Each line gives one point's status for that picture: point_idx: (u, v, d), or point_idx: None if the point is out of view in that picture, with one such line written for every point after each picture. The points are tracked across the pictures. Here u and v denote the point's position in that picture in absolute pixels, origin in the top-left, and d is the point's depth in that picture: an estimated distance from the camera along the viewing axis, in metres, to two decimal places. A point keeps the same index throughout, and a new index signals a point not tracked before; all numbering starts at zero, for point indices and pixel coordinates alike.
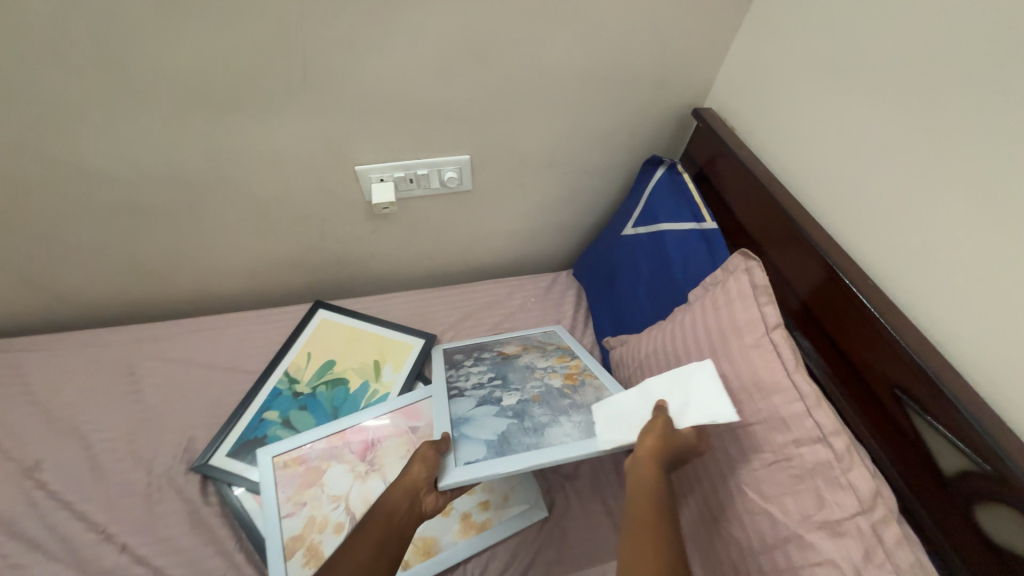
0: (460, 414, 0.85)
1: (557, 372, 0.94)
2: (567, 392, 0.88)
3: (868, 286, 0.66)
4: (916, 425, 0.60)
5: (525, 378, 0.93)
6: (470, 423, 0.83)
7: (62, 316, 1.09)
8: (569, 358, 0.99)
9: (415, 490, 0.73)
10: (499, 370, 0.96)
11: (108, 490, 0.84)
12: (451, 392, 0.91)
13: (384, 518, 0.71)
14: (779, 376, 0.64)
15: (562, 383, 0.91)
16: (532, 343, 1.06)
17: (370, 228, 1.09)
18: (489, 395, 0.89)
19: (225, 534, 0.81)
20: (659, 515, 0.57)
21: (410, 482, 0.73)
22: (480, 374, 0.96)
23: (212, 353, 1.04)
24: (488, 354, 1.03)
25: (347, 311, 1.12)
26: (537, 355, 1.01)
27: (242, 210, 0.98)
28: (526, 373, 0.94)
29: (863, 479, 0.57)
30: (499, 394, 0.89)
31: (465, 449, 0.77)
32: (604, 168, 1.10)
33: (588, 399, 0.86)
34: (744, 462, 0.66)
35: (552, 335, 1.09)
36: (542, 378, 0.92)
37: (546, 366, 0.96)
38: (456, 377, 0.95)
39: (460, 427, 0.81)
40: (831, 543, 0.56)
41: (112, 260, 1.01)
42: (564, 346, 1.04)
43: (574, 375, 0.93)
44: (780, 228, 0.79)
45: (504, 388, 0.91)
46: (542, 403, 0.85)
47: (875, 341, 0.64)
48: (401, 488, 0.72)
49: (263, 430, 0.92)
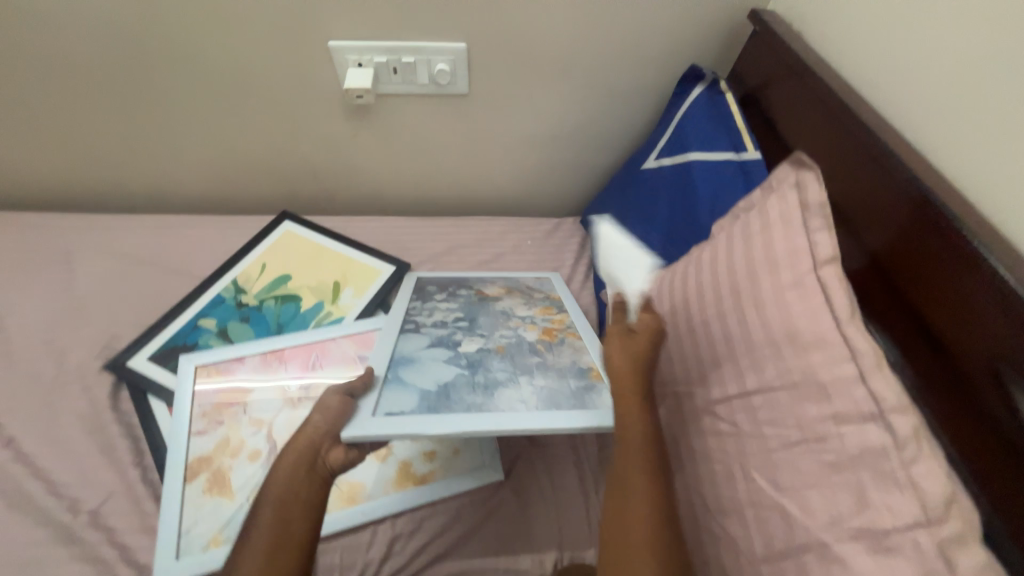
0: (405, 353, 0.72)
1: (536, 325, 0.80)
2: (539, 350, 0.74)
3: (972, 220, 0.46)
4: (1019, 410, 0.42)
5: (495, 326, 0.79)
6: (411, 364, 0.69)
7: (21, 196, 1.01)
8: (554, 311, 0.85)
9: (314, 457, 0.58)
10: (469, 311, 0.83)
11: (15, 378, 0.74)
12: (406, 326, 0.78)
13: (275, 502, 0.54)
14: (823, 326, 0.46)
15: (537, 338, 0.76)
16: (519, 288, 0.91)
17: (350, 132, 0.94)
18: (447, 336, 0.76)
19: (127, 445, 0.70)
20: (643, 510, 0.47)
21: (305, 447, 0.58)
22: (447, 312, 0.83)
23: (159, 252, 0.92)
24: (464, 292, 0.89)
25: (316, 226, 0.98)
26: (519, 302, 0.86)
27: (203, 89, 0.86)
28: (498, 319, 0.81)
29: (932, 476, 0.39)
30: (459, 337, 0.76)
31: (393, 396, 0.63)
32: (629, 88, 0.91)
33: (562, 362, 0.72)
34: (758, 438, 0.49)
35: (544, 283, 0.93)
36: (515, 329, 0.78)
37: (524, 316, 0.82)
38: (418, 310, 0.82)
39: (397, 369, 0.67)
40: (871, 560, 0.39)
41: (64, 132, 0.91)
42: (554, 297, 0.89)
43: (553, 331, 0.79)
44: (850, 153, 0.60)
45: (468, 332, 0.77)
46: (504, 357, 0.72)
47: (970, 295, 0.46)
48: (293, 459, 0.57)
49: (194, 338, 0.80)
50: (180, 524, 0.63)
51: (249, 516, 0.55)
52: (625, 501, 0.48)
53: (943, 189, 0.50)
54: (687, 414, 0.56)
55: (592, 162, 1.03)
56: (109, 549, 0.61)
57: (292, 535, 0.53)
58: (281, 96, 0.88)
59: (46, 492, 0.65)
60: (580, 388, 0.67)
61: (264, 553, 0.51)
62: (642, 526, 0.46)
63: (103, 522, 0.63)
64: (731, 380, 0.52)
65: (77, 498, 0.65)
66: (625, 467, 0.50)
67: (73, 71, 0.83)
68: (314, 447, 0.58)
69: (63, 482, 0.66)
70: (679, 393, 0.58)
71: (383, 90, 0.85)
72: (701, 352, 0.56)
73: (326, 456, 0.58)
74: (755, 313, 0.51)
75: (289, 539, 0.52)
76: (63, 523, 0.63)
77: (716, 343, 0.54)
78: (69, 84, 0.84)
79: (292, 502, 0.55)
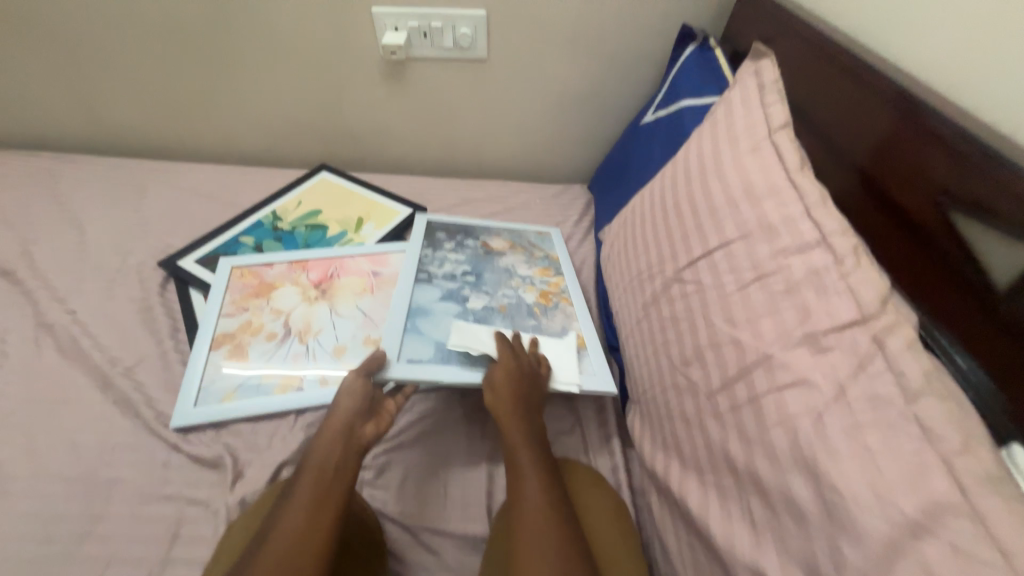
0: (418, 304, 0.73)
1: (534, 286, 0.79)
2: (536, 314, 0.74)
3: (923, 91, 0.51)
4: (959, 231, 0.45)
5: (499, 284, 0.78)
6: (427, 317, 0.71)
7: (106, 148, 1.18)
8: (553, 274, 0.84)
9: (350, 434, 0.55)
10: (476, 265, 0.82)
11: (80, 270, 0.85)
12: (417, 276, 0.78)
13: (316, 467, 0.51)
14: (775, 177, 0.51)
15: (535, 299, 0.76)
16: (522, 243, 0.90)
17: (383, 95, 1.07)
18: (456, 290, 0.76)
19: (166, 322, 0.79)
20: (536, 506, 0.49)
21: (341, 424, 0.55)
22: (455, 263, 0.82)
23: (214, 188, 1.06)
24: (471, 242, 0.87)
25: (349, 177, 1.11)
26: (521, 259, 0.85)
27: (264, 52, 1.01)
28: (502, 277, 0.80)
29: (867, 283, 0.42)
30: (467, 293, 0.76)
31: (410, 344, 0.66)
32: (632, 59, 1.00)
33: (554, 326, 0.73)
34: (716, 287, 0.52)
35: (545, 239, 0.93)
36: (517, 288, 0.78)
37: (525, 275, 0.81)
38: (428, 259, 0.82)
39: (412, 319, 0.70)
40: (812, 359, 0.41)
41: (146, 88, 1.07)
42: (554, 257, 0.88)
43: (550, 295, 0.78)
44: (820, 70, 0.64)
45: (474, 288, 0.77)
46: (506, 317, 0.72)
47: (914, 146, 0.50)
48: (331, 435, 0.54)
49: (235, 249, 0.91)
50: (200, 381, 0.70)
51: (283, 497, 0.50)
52: (522, 521, 0.47)
53: (899, 75, 0.54)
54: (660, 289, 0.59)
55: (599, 130, 1.12)
56: (139, 394, 0.69)
57: (331, 498, 0.49)
58: (324, 61, 1.02)
59: (94, 347, 0.74)
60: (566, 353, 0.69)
61: (303, 514, 0.47)
62: (539, 539, 0.45)
63: (136, 376, 0.72)
64: (697, 245, 0.56)
65: (117, 356, 0.74)
66: (517, 485, 0.51)
67: (161, 36, 0.99)
68: (349, 422, 0.56)
69: (107, 345, 0.75)
70: (653, 275, 0.62)
71: (414, 53, 0.99)
72: (674, 232, 0.60)
73: (361, 433, 0.56)
74: (718, 182, 0.56)
75: (329, 505, 0.48)
76: (104, 372, 0.71)
77: (686, 219, 0.59)
78: (157, 48, 1.01)
79: (331, 468, 0.51)
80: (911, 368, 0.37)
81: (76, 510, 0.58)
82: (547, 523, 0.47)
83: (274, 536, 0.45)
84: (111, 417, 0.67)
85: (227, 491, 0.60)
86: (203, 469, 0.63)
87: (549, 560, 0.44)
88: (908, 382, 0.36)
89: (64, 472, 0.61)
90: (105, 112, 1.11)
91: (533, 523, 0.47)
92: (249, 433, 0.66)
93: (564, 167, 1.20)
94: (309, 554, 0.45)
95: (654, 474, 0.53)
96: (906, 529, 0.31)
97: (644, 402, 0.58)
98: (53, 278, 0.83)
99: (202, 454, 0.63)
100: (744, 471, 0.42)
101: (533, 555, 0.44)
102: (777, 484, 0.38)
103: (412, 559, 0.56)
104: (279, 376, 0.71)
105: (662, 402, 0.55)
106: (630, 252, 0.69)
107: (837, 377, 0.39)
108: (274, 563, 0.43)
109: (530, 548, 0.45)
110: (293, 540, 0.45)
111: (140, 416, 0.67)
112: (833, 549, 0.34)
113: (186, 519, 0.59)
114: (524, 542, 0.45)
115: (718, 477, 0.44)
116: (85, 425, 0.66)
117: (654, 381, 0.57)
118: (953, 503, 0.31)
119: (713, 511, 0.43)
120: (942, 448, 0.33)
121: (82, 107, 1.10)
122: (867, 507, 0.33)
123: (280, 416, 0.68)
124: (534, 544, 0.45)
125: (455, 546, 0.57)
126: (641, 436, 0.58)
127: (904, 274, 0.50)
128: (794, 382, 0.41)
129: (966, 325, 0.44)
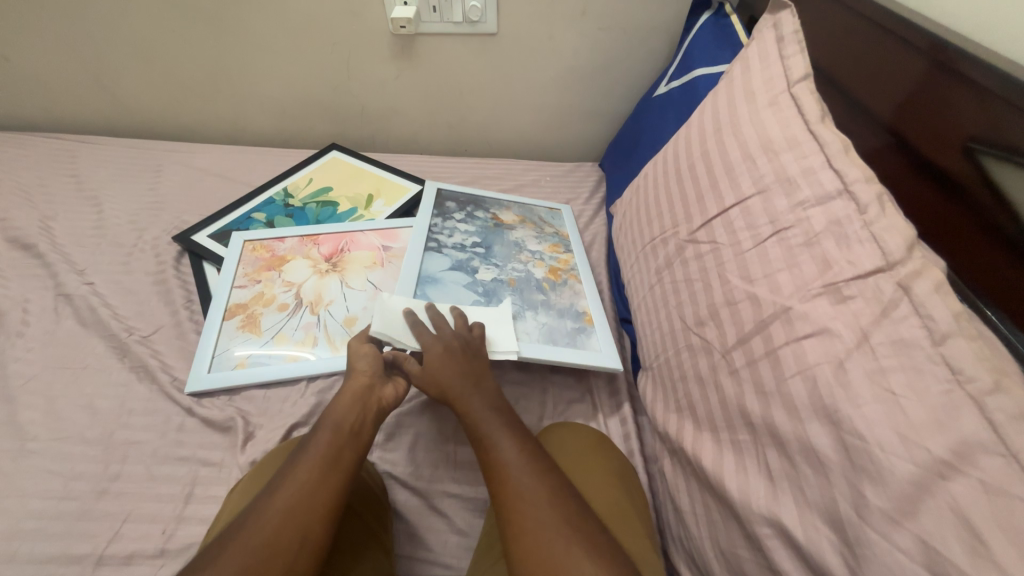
0: (428, 271, 0.72)
1: (543, 262, 0.78)
2: (545, 288, 0.73)
3: (958, 37, 0.48)
4: (991, 178, 0.43)
5: (509, 257, 0.77)
6: (437, 286, 0.70)
7: (124, 127, 1.19)
8: (563, 249, 0.82)
9: (369, 394, 0.54)
10: (486, 237, 0.81)
11: (97, 245, 0.86)
12: (428, 244, 0.77)
13: (333, 427, 0.49)
14: (794, 130, 0.49)
15: (544, 275, 0.75)
16: (533, 219, 0.89)
17: (394, 71, 1.06)
18: (466, 261, 0.75)
19: (182, 293, 0.80)
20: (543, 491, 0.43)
21: (360, 384, 0.54)
22: (466, 234, 0.81)
23: (228, 167, 1.07)
24: (481, 214, 0.86)
25: (359, 156, 1.11)
26: (532, 234, 0.84)
27: (276, 30, 1.00)
28: (512, 251, 0.79)
29: (893, 229, 0.40)
30: (476, 264, 0.75)
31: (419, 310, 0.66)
32: (646, 31, 0.98)
33: (562, 303, 0.72)
34: (731, 245, 0.50)
35: (556, 216, 0.91)
36: (526, 263, 0.77)
37: (535, 250, 0.80)
38: (438, 228, 0.81)
39: (423, 287, 0.69)
40: (832, 308, 0.39)
41: (160, 68, 1.07)
42: (564, 234, 0.86)
43: (559, 271, 0.77)
44: (841, 29, 0.62)
45: (484, 259, 0.76)
46: (515, 290, 0.71)
47: (945, 91, 0.48)
48: (350, 395, 0.53)
49: (247, 225, 0.92)
50: (214, 349, 0.70)
51: (297, 448, 0.48)
52: (509, 482, 0.44)
53: (928, 22, 0.52)
54: (673, 251, 0.58)
55: (610, 107, 1.11)
56: (155, 361, 0.70)
57: (344, 458, 0.47)
58: (332, 36, 1.00)
59: (112, 316, 0.75)
60: (574, 329, 0.69)
61: (315, 471, 0.45)
62: (539, 492, 0.43)
63: (152, 344, 0.72)
64: (712, 204, 0.54)
65: (133, 325, 0.74)
66: (490, 455, 0.47)
67: (171, 12, 0.98)
68: (369, 383, 0.55)
69: (124, 314, 0.75)
70: (666, 238, 0.60)
71: (423, 28, 0.97)
72: (688, 193, 0.58)
73: (381, 392, 0.55)
74: (737, 139, 0.54)
75: (343, 461, 0.47)
76: (121, 339, 0.72)
77: (701, 179, 0.57)
78: (169, 25, 1.00)
79: (349, 429, 0.49)
80: (939, 311, 0.35)
81: (96, 470, 0.59)
82: (537, 480, 0.44)
83: (285, 488, 0.43)
84: (129, 383, 0.67)
85: (238, 452, 0.61)
86: (217, 433, 0.64)
87: (545, 510, 0.42)
88: (936, 325, 0.35)
89: (83, 434, 0.62)
90: (122, 90, 1.12)
91: (522, 480, 0.44)
92: (262, 399, 0.67)
93: (575, 145, 1.19)
94: (318, 513, 0.42)
95: (666, 437, 0.52)
96: (933, 469, 0.30)
97: (656, 366, 0.57)
98: (72, 252, 0.84)
99: (214, 418, 0.64)
100: (761, 424, 0.41)
101: (530, 512, 0.42)
102: (796, 433, 0.37)
103: (422, 522, 0.56)
104: (290, 346, 0.71)
105: (674, 364, 0.53)
106: (643, 219, 0.67)
107: (860, 325, 0.37)
108: (281, 519, 0.41)
109: (525, 508, 0.42)
110: (304, 496, 0.43)
111: (157, 381, 0.68)
112: (855, 493, 0.33)
113: (201, 479, 0.59)
114: (521, 500, 0.43)
115: (733, 433, 0.43)
116: (103, 390, 0.66)
117: (667, 344, 0.55)
118: (982, 441, 0.30)
119: (728, 467, 0.42)
120: (971, 388, 0.32)
121: (98, 87, 1.11)
122: (891, 448, 0.32)
123: (293, 383, 0.69)
124: (528, 501, 0.43)
125: (465, 510, 0.57)
126: (653, 403, 0.56)
127: (931, 225, 0.48)
128: (813, 332, 0.39)
129: (996, 272, 0.42)
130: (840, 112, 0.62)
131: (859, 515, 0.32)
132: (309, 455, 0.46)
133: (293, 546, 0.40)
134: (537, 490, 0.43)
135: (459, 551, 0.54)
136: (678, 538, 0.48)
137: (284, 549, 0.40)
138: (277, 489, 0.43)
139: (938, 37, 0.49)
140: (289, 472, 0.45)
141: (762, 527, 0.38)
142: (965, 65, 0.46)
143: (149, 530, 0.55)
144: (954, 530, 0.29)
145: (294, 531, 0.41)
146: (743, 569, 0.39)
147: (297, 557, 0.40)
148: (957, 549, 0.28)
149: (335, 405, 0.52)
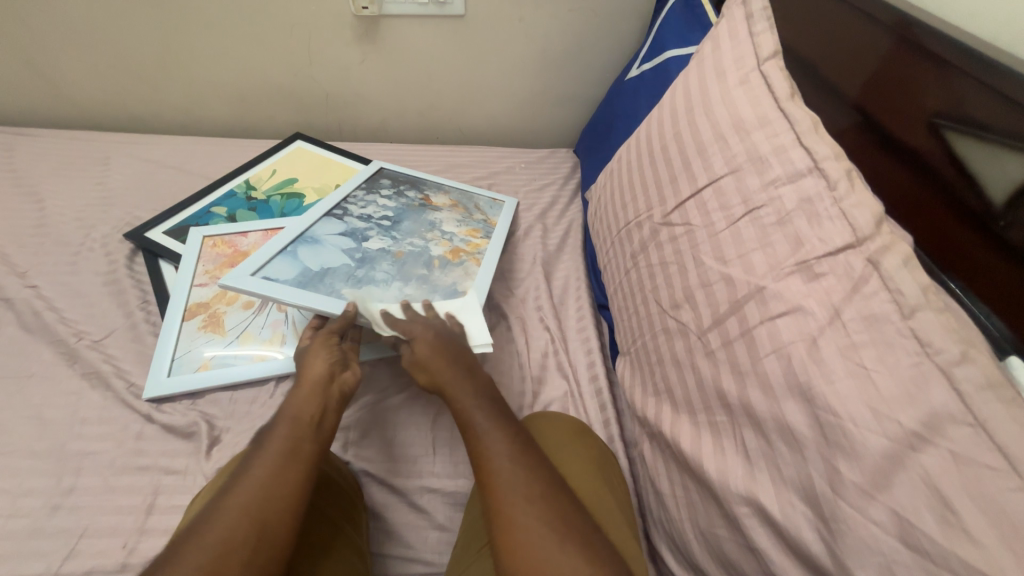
0: (315, 232, 0.70)
1: (449, 241, 0.75)
2: (432, 266, 0.70)
3: (926, 16, 0.48)
4: (954, 152, 0.44)
5: (413, 234, 0.74)
6: (313, 246, 0.67)
7: (68, 119, 1.10)
8: (480, 236, 0.79)
9: (328, 385, 0.52)
10: (400, 214, 0.78)
11: (40, 245, 0.80)
12: (335, 208, 0.75)
13: (290, 419, 0.47)
14: (764, 108, 0.49)
15: (439, 253, 0.72)
16: (467, 205, 0.85)
17: (359, 55, 1.01)
18: (362, 230, 0.72)
19: (136, 294, 0.75)
20: (532, 494, 0.41)
21: (318, 374, 0.52)
22: (380, 207, 0.78)
23: (184, 159, 1.00)
24: (411, 193, 0.83)
25: (325, 145, 1.06)
26: (454, 217, 0.80)
27: (226, 9, 0.94)
28: (421, 229, 0.76)
29: (862, 205, 0.40)
30: (372, 234, 0.72)
31: (277, 263, 0.63)
32: (617, 14, 0.97)
33: (443, 281, 0.68)
34: (706, 226, 0.49)
35: (496, 207, 0.87)
36: (428, 241, 0.73)
37: (448, 231, 0.76)
38: (355, 196, 0.78)
39: (297, 242, 0.67)
40: (804, 286, 0.39)
41: (101, 51, 0.99)
42: (492, 223, 0.82)
43: (461, 253, 0.73)
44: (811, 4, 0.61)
45: (383, 232, 0.73)
46: (396, 263, 0.68)
47: (911, 66, 0.48)
48: (307, 388, 0.51)
49: (206, 220, 0.86)
50: (174, 352, 0.66)
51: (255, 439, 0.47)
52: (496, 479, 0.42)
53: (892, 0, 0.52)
54: (648, 235, 0.56)
55: (583, 90, 1.09)
56: (109, 366, 0.66)
57: (304, 449, 0.45)
58: (290, 17, 0.95)
59: (59, 321, 0.70)
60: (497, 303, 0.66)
61: (272, 466, 0.43)
62: (517, 491, 0.41)
63: (105, 348, 0.68)
64: (686, 185, 0.53)
65: (83, 330, 0.69)
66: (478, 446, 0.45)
67: None
68: (327, 371, 0.53)
69: (73, 317, 0.70)
70: (641, 221, 0.59)
71: (388, 9, 0.94)
72: (661, 174, 0.57)
73: (341, 379, 0.54)
74: (707, 117, 0.54)
75: (302, 454, 0.45)
76: (69, 345, 0.67)
77: (674, 160, 0.56)
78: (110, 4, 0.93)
79: (308, 419, 0.48)
80: (908, 285, 0.36)
81: (46, 485, 0.55)
82: (520, 468, 0.43)
83: (240, 484, 0.41)
84: (80, 391, 0.63)
85: (203, 459, 0.58)
86: (179, 439, 0.60)
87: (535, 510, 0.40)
88: (905, 299, 0.35)
89: (30, 448, 0.58)
90: (60, 76, 1.03)
91: (504, 473, 0.42)
92: (227, 402, 0.64)
93: (548, 133, 1.17)
94: (278, 504, 0.41)
95: (645, 421, 0.51)
96: (905, 441, 0.31)
97: (633, 350, 0.57)
98: (11, 254, 0.78)
99: (176, 424, 0.61)
100: (737, 404, 0.40)
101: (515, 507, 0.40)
102: (771, 413, 0.37)
103: (401, 519, 0.54)
104: (257, 345, 0.68)
105: (651, 348, 0.53)
106: (618, 202, 0.65)
107: (831, 302, 0.37)
108: (236, 514, 0.39)
109: (516, 506, 0.40)
110: (259, 492, 0.41)
111: (111, 388, 0.64)
112: (829, 469, 0.33)
113: (163, 489, 0.56)
114: (511, 500, 0.41)
115: (710, 415, 0.43)
116: (52, 400, 0.62)
117: (644, 328, 0.54)
118: (951, 411, 0.31)
119: (707, 449, 0.42)
120: (940, 360, 0.32)
121: (33, 73, 1.02)
122: (864, 422, 0.32)
123: (262, 383, 0.66)
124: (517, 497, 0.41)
125: (444, 504, 0.55)
126: (630, 388, 0.55)
127: (900, 202, 0.49)
128: (786, 311, 0.39)
129: (958, 247, 0.43)
130: (808, 93, 0.62)
131: (834, 490, 0.32)
132: (265, 450, 0.44)
133: (252, 541, 0.38)
134: (525, 483, 0.42)
135: (439, 547, 0.53)
136: (659, 521, 0.48)
137: (241, 543, 0.38)
138: (231, 487, 0.41)
139: (904, 13, 0.49)
140: (243, 470, 0.43)
141: (740, 507, 0.38)
142: (931, 41, 0.46)
143: (109, 545, 0.52)
144: (925, 500, 0.29)
145: (249, 526, 0.39)
146: (723, 549, 0.39)
147: (257, 551, 0.38)
148: (928, 519, 0.29)
149: (295, 400, 0.50)
